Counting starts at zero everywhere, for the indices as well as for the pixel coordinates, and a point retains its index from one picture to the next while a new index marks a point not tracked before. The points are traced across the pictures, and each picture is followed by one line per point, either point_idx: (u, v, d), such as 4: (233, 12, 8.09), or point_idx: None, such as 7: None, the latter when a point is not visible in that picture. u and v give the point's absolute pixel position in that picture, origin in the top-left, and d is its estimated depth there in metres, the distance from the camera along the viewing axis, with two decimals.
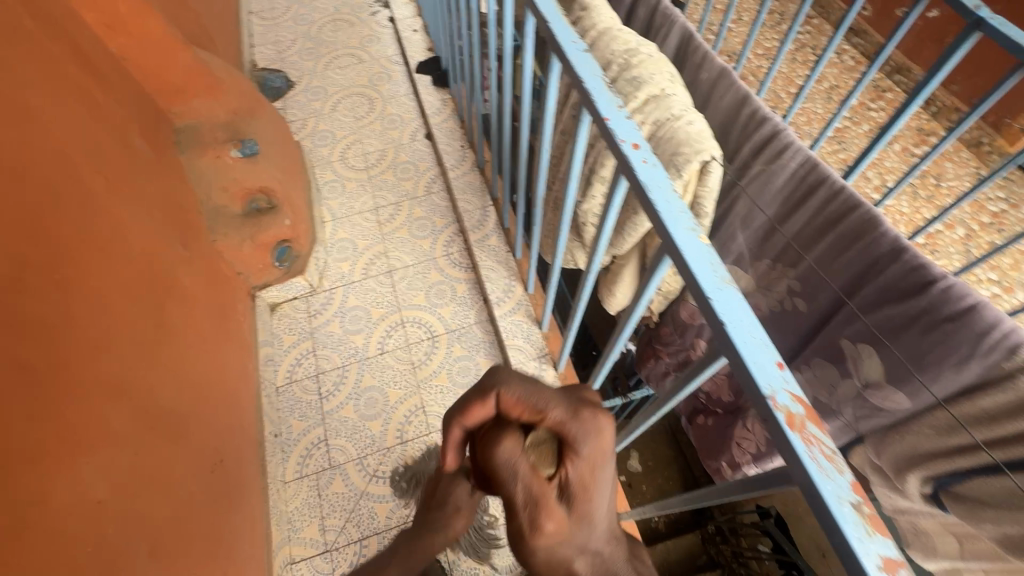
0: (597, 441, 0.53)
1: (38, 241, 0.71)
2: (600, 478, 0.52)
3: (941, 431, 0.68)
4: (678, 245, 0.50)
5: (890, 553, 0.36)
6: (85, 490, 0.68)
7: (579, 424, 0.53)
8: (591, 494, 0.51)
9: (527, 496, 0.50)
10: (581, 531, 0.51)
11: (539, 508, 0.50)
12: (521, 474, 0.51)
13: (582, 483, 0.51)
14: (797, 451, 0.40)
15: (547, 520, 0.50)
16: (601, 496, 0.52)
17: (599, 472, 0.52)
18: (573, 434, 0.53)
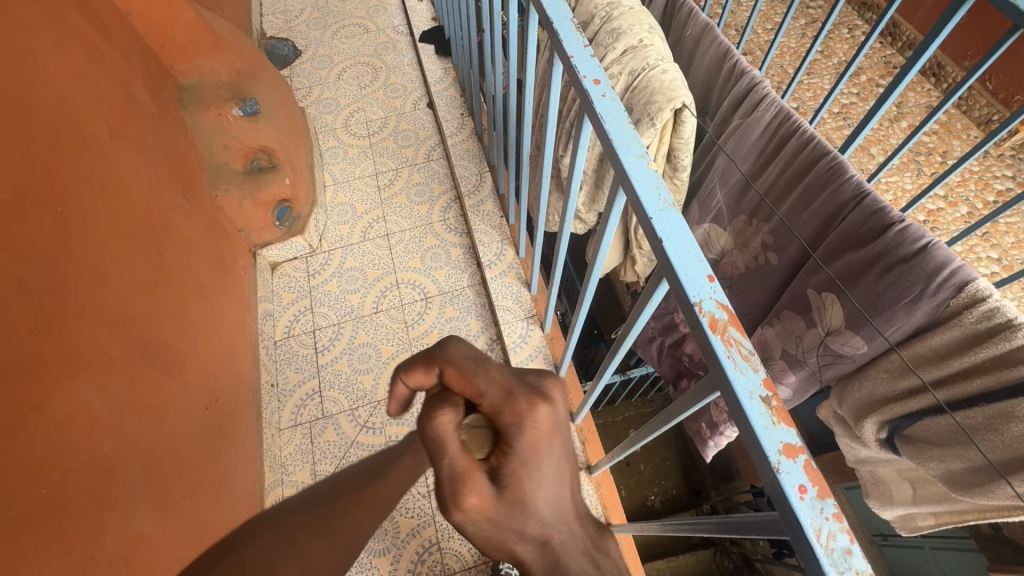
0: (542, 426, 0.43)
1: (39, 173, 0.75)
2: (539, 472, 0.43)
3: (894, 373, 0.69)
4: (628, 172, 0.53)
5: (791, 441, 0.39)
6: (81, 405, 0.73)
7: (516, 413, 0.43)
8: (528, 489, 0.43)
9: (450, 474, 0.42)
10: (515, 517, 0.43)
11: (461, 486, 0.41)
12: (449, 462, 0.41)
13: (516, 474, 0.43)
14: (716, 351, 0.42)
15: (471, 501, 0.41)
16: (543, 487, 0.44)
17: (537, 466, 0.43)
18: (509, 424, 0.43)
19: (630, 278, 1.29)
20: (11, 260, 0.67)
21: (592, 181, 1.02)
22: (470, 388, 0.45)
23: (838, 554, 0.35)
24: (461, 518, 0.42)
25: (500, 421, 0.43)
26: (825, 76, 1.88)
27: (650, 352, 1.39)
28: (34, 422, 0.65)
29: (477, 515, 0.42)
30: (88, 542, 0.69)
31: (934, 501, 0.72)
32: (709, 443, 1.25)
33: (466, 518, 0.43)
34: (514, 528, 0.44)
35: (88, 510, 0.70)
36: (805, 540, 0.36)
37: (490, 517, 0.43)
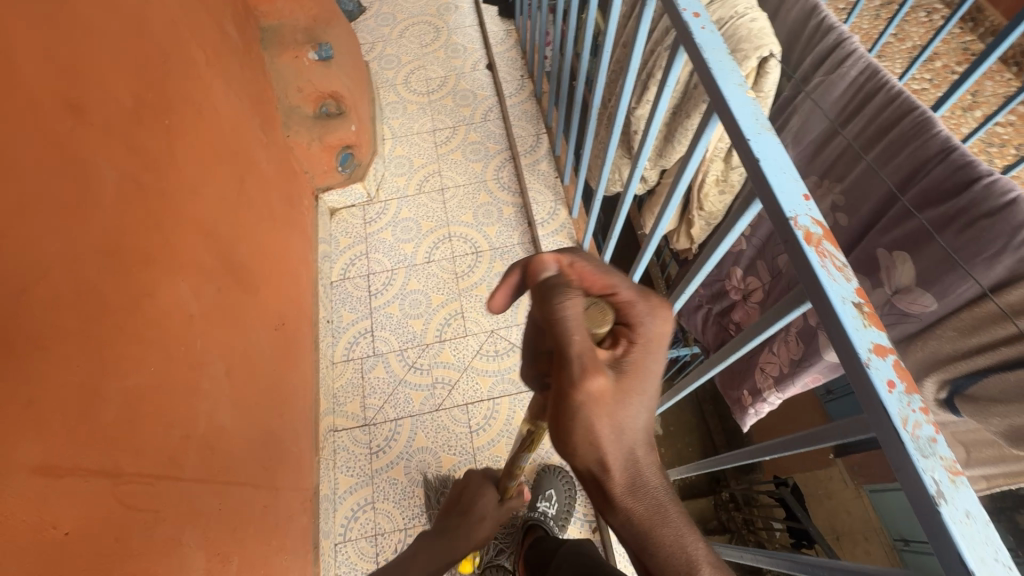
0: (660, 327, 0.50)
1: (152, 86, 0.82)
2: (649, 368, 0.49)
3: (963, 331, 0.70)
4: (726, 98, 0.54)
5: (882, 342, 0.41)
6: (181, 301, 0.80)
7: (644, 306, 0.50)
8: (637, 382, 0.47)
9: (579, 354, 0.45)
10: (621, 408, 0.46)
11: (590, 364, 0.45)
12: (579, 330, 0.45)
13: (633, 364, 0.48)
14: (810, 261, 0.44)
15: (594, 380, 0.45)
16: (649, 382, 0.48)
17: (650, 360, 0.49)
18: (637, 316, 0.50)
19: (682, 245, 1.30)
20: (129, 157, 0.73)
21: (663, 137, 1.04)
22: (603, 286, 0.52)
23: (924, 442, 0.37)
24: (579, 396, 0.45)
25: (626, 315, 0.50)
26: (896, 60, 1.78)
27: (695, 321, 1.41)
28: (147, 306, 0.72)
29: (595, 398, 0.45)
30: (183, 423, 0.75)
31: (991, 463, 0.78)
32: (749, 412, 1.26)
33: (586, 402, 0.45)
34: (619, 424, 0.47)
35: (184, 396, 0.77)
36: (890, 429, 0.38)
37: (602, 404, 0.45)
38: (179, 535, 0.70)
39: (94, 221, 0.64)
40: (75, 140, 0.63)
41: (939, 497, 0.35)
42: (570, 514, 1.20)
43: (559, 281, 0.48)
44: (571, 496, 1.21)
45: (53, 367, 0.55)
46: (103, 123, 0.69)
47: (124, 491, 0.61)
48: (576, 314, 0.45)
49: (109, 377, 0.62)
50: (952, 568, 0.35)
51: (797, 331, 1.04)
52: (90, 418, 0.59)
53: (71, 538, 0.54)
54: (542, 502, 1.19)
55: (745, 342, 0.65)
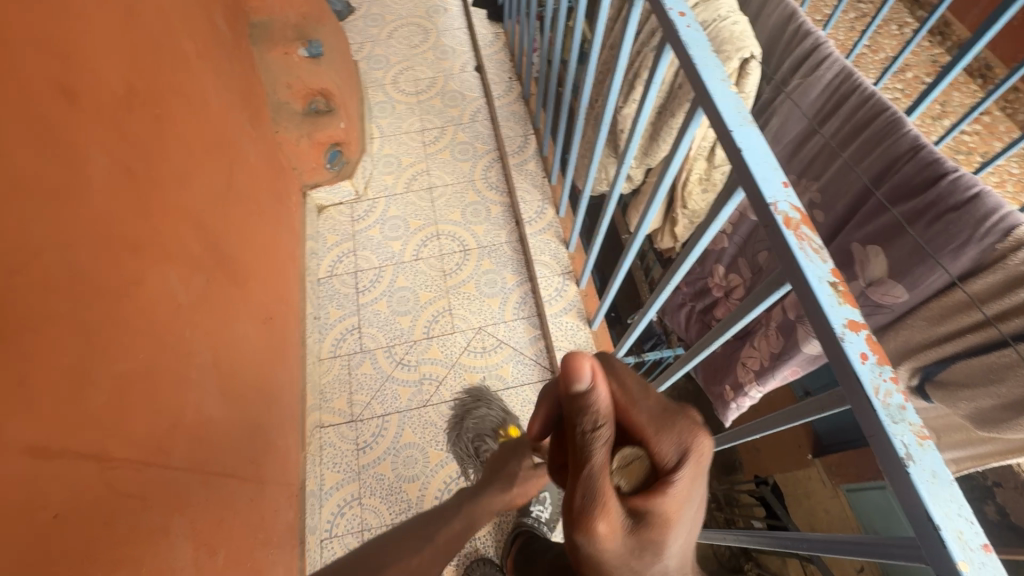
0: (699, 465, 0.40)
1: (144, 76, 0.82)
2: (687, 517, 0.39)
3: (933, 320, 0.74)
4: (710, 92, 0.57)
5: (855, 318, 0.43)
6: (171, 290, 0.80)
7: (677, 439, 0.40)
8: (669, 533, 0.39)
9: (585, 493, 0.38)
10: (638, 561, 0.39)
11: (598, 509, 0.38)
12: (596, 457, 0.39)
13: (665, 513, 0.38)
14: (789, 243, 0.46)
15: (600, 520, 0.38)
16: (679, 546, 0.39)
17: (688, 510, 0.39)
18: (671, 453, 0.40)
19: (666, 244, 1.33)
20: (119, 144, 0.73)
21: (648, 136, 1.08)
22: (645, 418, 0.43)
23: (895, 408, 0.39)
24: (583, 540, 0.38)
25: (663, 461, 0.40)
26: (869, 70, 1.84)
27: (679, 319, 1.44)
28: (137, 293, 0.72)
29: (603, 545, 0.38)
30: (171, 411, 0.75)
31: (959, 447, 0.83)
32: (731, 406, 1.29)
33: (589, 543, 0.38)
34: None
35: (173, 384, 0.77)
36: (863, 397, 0.41)
37: (614, 550, 0.38)
38: (166, 524, 0.70)
39: (86, 207, 0.64)
40: (66, 124, 0.63)
41: (909, 458, 0.38)
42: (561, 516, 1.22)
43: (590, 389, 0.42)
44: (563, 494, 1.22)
45: (43, 347, 0.55)
46: (93, 108, 0.68)
47: (112, 476, 0.61)
48: (598, 439, 0.40)
49: (101, 362, 0.62)
50: (919, 523, 0.37)
51: (777, 325, 1.08)
52: (79, 402, 0.58)
53: (60, 520, 0.53)
54: (536, 505, 1.19)
55: (725, 329, 0.68)
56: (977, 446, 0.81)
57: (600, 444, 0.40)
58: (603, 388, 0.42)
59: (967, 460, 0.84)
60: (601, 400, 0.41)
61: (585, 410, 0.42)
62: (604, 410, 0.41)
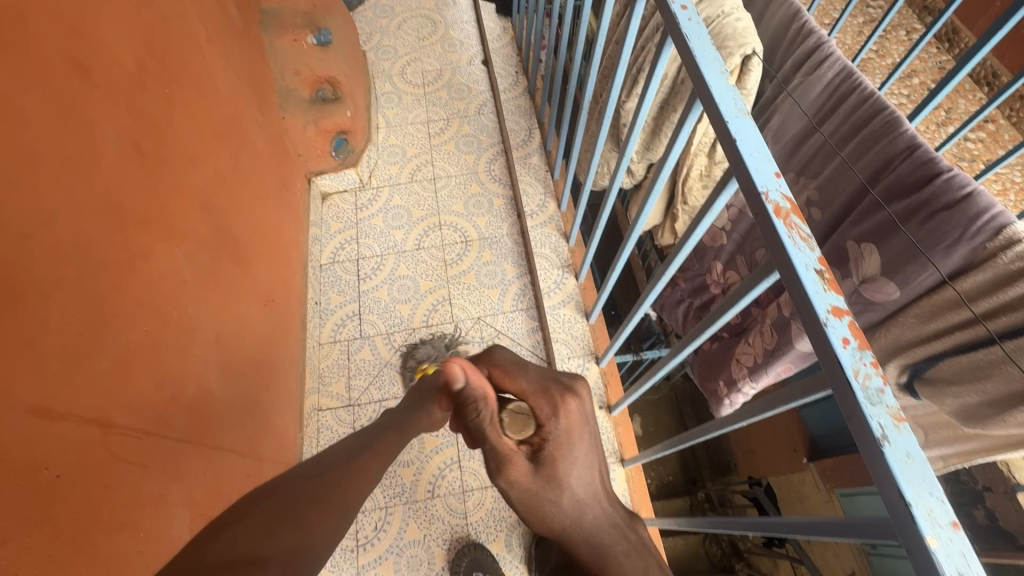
0: (572, 418, 0.61)
1: (156, 56, 0.84)
2: (571, 449, 0.60)
3: (923, 317, 0.76)
4: (708, 83, 0.58)
5: (839, 304, 0.44)
6: (176, 266, 0.81)
7: (552, 400, 0.61)
8: (564, 468, 0.59)
9: (495, 455, 0.58)
10: (550, 492, 0.58)
11: (505, 462, 0.58)
12: (488, 430, 0.58)
13: (553, 452, 0.58)
14: (778, 232, 0.47)
15: (512, 469, 0.58)
16: (573, 473, 0.59)
17: (569, 444, 0.60)
18: (550, 410, 0.61)
19: (666, 241, 1.34)
20: (130, 121, 0.75)
21: (650, 131, 1.09)
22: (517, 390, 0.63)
23: (873, 391, 0.41)
24: (507, 483, 0.58)
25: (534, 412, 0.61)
26: (874, 75, 1.83)
27: (676, 315, 1.44)
28: (143, 267, 0.73)
29: (517, 483, 0.58)
30: (173, 384, 0.77)
31: (945, 443, 0.85)
32: (725, 402, 1.31)
33: (509, 485, 0.58)
34: (548, 498, 0.58)
35: (175, 357, 0.78)
36: (844, 380, 0.42)
37: (526, 487, 0.58)
38: (164, 493, 0.71)
39: (96, 179, 0.66)
40: (81, 100, 0.65)
41: (883, 439, 0.39)
42: None
43: (465, 390, 0.57)
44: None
45: (52, 313, 0.56)
46: (106, 85, 0.70)
47: (114, 442, 0.63)
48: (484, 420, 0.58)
49: (105, 330, 0.64)
50: (892, 502, 0.38)
51: (772, 322, 1.10)
52: (86, 366, 0.60)
53: (62, 480, 0.55)
54: None
55: (716, 318, 0.69)
56: (963, 443, 0.83)
57: (486, 418, 0.58)
58: (473, 378, 0.58)
59: (953, 457, 0.86)
60: (476, 389, 0.58)
61: (468, 401, 0.58)
62: (481, 394, 0.58)
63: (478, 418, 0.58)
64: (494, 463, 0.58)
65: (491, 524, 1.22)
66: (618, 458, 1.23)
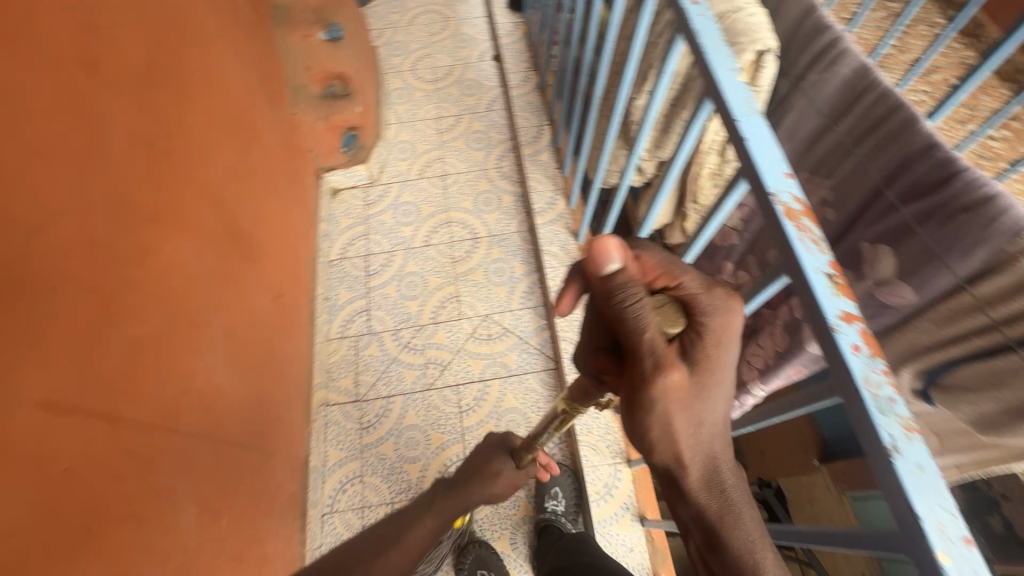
0: (727, 321, 0.47)
1: (167, 52, 0.84)
2: (723, 356, 0.47)
3: (939, 323, 0.75)
4: (719, 81, 0.56)
5: (851, 310, 0.43)
6: (185, 262, 0.82)
7: (712, 296, 0.48)
8: (715, 373, 0.47)
9: (650, 350, 0.45)
10: (698, 401, 0.46)
11: (663, 362, 0.45)
12: (647, 324, 0.45)
13: (707, 353, 0.46)
14: (788, 234, 0.46)
15: (670, 370, 0.45)
16: (719, 387, 0.47)
17: (723, 349, 0.47)
18: (704, 306, 0.47)
19: (676, 240, 1.32)
20: (140, 117, 0.75)
21: (660, 128, 1.07)
22: (668, 281, 0.51)
23: (884, 400, 0.40)
24: (655, 391, 0.45)
25: (688, 303, 0.48)
26: (895, 71, 1.79)
27: None
28: (151, 262, 0.74)
29: (671, 391, 0.45)
30: (181, 378, 0.78)
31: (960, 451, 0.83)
32: (734, 404, 1.30)
33: (657, 394, 0.45)
34: (692, 415, 0.46)
35: (183, 352, 0.79)
36: (853, 389, 0.41)
37: (679, 395, 0.45)
38: (172, 486, 0.72)
39: (106, 176, 0.67)
40: (92, 97, 0.65)
41: (894, 449, 0.38)
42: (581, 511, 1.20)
43: (621, 272, 0.45)
44: (578, 491, 1.22)
45: (61, 308, 0.57)
46: (117, 82, 0.71)
47: (121, 436, 0.64)
48: (642, 312, 0.44)
49: (114, 326, 0.65)
50: (902, 515, 0.38)
51: (783, 324, 1.08)
52: (93, 362, 0.61)
53: (71, 473, 0.56)
54: (550, 500, 1.20)
55: None
56: (980, 451, 0.81)
57: (646, 308, 0.45)
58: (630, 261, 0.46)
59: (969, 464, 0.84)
60: (634, 272, 0.46)
61: (627, 285, 0.45)
62: (641, 283, 0.46)
63: (635, 308, 0.45)
64: (644, 361, 0.45)
65: (496, 522, 1.23)
66: (625, 459, 1.22)
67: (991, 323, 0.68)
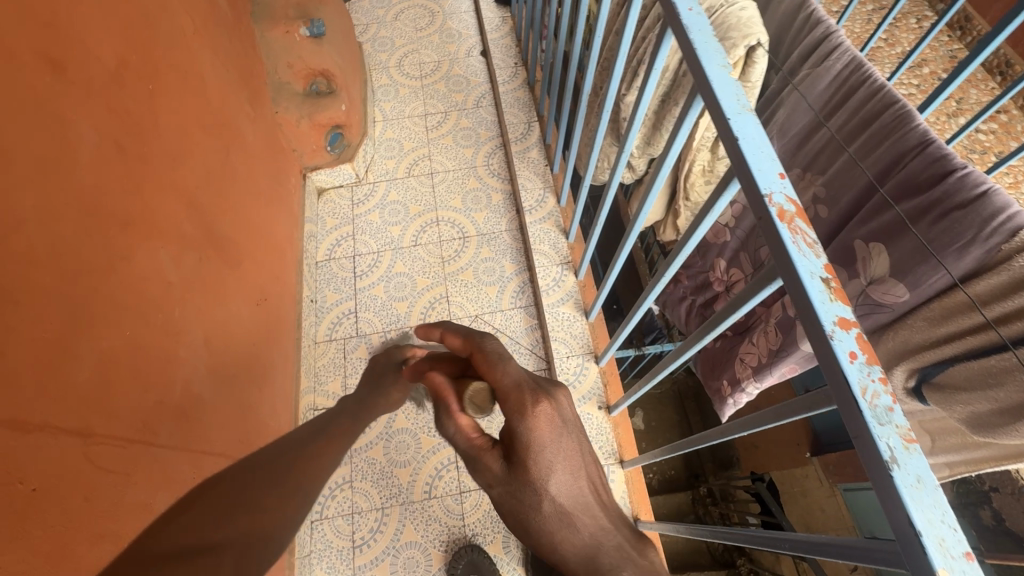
0: (539, 421, 0.56)
1: (138, 50, 0.81)
2: (541, 451, 0.56)
3: (933, 321, 0.73)
4: (709, 78, 0.54)
5: (846, 316, 0.41)
6: (161, 269, 0.79)
7: (520, 400, 0.57)
8: (535, 466, 0.56)
9: (467, 447, 0.59)
10: (525, 490, 0.57)
11: (474, 455, 0.59)
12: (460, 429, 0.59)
13: (521, 453, 0.56)
14: (782, 237, 0.44)
15: (484, 463, 0.58)
16: (546, 475, 0.56)
17: (538, 447, 0.56)
18: (512, 409, 0.57)
19: (667, 237, 1.31)
20: (110, 118, 0.72)
21: (650, 125, 1.05)
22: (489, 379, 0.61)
23: (881, 410, 0.38)
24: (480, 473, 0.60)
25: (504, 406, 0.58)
26: (884, 65, 1.78)
27: (678, 313, 1.42)
28: (125, 269, 0.71)
29: (492, 477, 0.59)
30: (158, 389, 0.75)
31: (952, 450, 0.83)
32: (727, 402, 1.29)
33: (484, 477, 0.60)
34: (528, 498, 0.57)
35: (161, 362, 0.76)
36: (851, 398, 0.39)
37: (502, 481, 0.58)
38: (149, 502, 0.70)
39: (73, 179, 0.63)
40: (55, 98, 0.62)
41: (893, 461, 0.37)
42: None
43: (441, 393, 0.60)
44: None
45: (24, 321, 0.54)
46: (83, 82, 0.68)
47: (95, 452, 0.61)
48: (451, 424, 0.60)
49: (85, 337, 0.62)
50: (900, 527, 0.36)
51: (777, 322, 1.08)
52: (64, 377, 0.58)
53: (38, 494, 0.53)
54: None
55: (717, 324, 0.66)
56: (973, 450, 0.81)
57: (453, 419, 0.59)
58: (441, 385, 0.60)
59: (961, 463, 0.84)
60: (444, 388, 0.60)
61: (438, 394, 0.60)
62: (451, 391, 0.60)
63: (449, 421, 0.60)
64: (466, 450, 0.60)
65: (489, 526, 1.21)
66: (618, 459, 1.22)
67: (986, 322, 0.66)
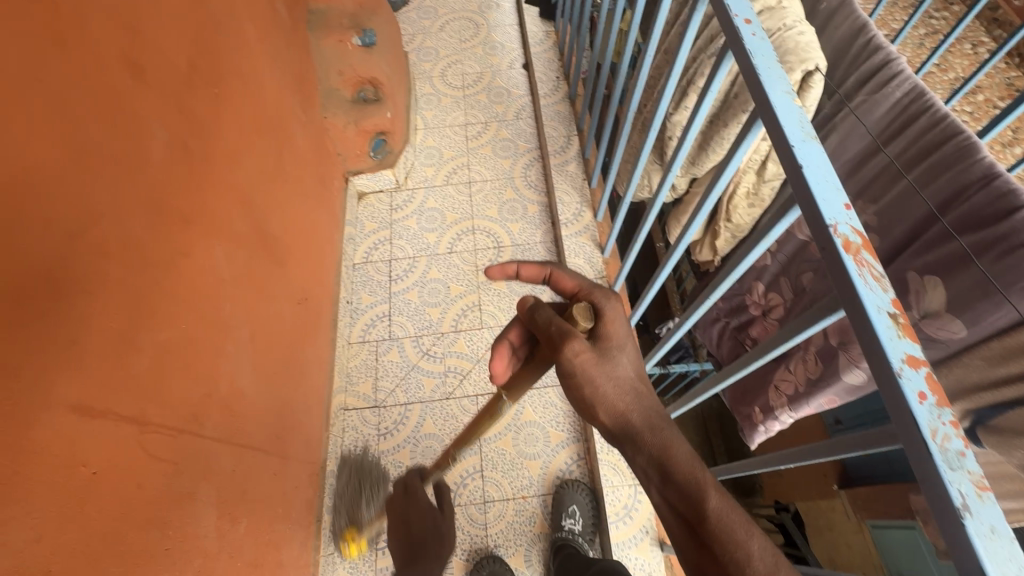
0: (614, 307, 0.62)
1: (206, 55, 0.85)
2: (618, 332, 0.60)
3: (992, 360, 0.72)
4: (771, 104, 0.54)
5: (915, 353, 0.40)
6: (215, 266, 0.82)
7: (602, 293, 0.64)
8: (613, 341, 0.60)
9: (558, 332, 0.58)
10: (604, 362, 0.58)
11: (566, 338, 0.57)
12: (557, 322, 0.58)
13: (604, 330, 0.60)
14: (847, 268, 0.44)
15: (575, 342, 0.57)
16: (622, 351, 0.60)
17: (616, 327, 0.61)
18: (596, 298, 0.63)
19: (705, 257, 1.29)
20: (178, 118, 0.75)
21: (698, 145, 1.05)
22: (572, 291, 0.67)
23: (953, 455, 0.37)
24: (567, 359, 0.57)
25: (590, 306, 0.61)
26: (935, 92, 1.73)
27: (711, 334, 1.40)
28: (184, 264, 0.74)
29: (580, 359, 0.57)
30: (206, 381, 0.77)
31: (1009, 497, 0.79)
32: (759, 429, 1.26)
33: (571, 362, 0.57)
34: (604, 372, 0.58)
35: (210, 355, 0.79)
36: (919, 439, 0.38)
37: (589, 357, 0.57)
38: (193, 491, 0.72)
39: (143, 176, 0.66)
40: (133, 99, 0.66)
41: (965, 509, 0.35)
42: (597, 528, 1.17)
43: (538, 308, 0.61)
44: (595, 510, 1.19)
45: (94, 310, 0.57)
46: (157, 84, 0.71)
47: (148, 439, 0.63)
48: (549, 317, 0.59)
49: (144, 329, 0.64)
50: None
51: (816, 351, 1.05)
52: (123, 367, 0.61)
53: (98, 477, 0.55)
54: (568, 518, 1.17)
55: (761, 355, 0.64)
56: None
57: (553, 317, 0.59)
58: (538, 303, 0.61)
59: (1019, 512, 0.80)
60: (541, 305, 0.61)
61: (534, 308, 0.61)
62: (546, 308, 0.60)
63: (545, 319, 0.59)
64: (555, 339, 0.58)
65: (512, 538, 1.21)
66: None
67: None
